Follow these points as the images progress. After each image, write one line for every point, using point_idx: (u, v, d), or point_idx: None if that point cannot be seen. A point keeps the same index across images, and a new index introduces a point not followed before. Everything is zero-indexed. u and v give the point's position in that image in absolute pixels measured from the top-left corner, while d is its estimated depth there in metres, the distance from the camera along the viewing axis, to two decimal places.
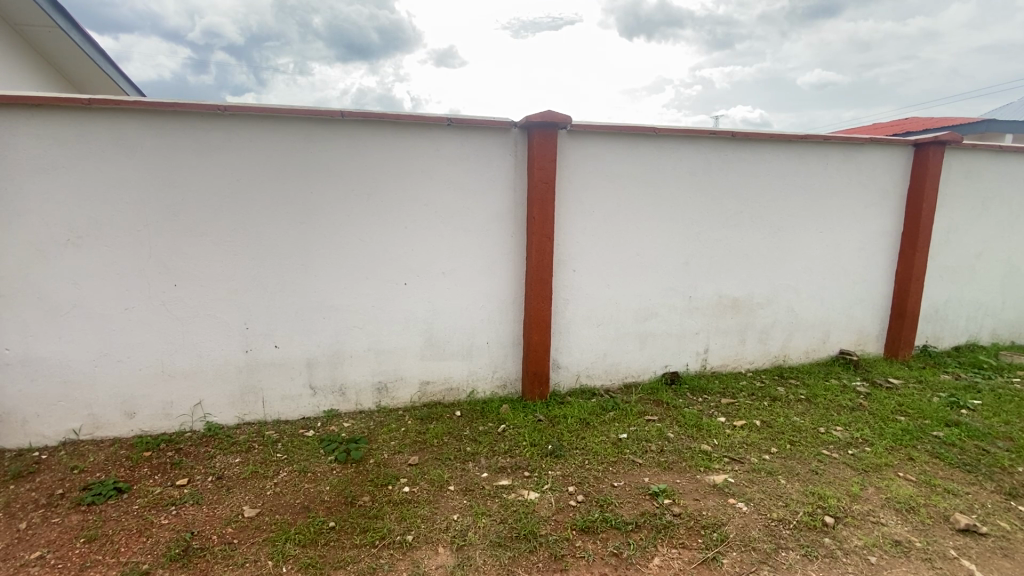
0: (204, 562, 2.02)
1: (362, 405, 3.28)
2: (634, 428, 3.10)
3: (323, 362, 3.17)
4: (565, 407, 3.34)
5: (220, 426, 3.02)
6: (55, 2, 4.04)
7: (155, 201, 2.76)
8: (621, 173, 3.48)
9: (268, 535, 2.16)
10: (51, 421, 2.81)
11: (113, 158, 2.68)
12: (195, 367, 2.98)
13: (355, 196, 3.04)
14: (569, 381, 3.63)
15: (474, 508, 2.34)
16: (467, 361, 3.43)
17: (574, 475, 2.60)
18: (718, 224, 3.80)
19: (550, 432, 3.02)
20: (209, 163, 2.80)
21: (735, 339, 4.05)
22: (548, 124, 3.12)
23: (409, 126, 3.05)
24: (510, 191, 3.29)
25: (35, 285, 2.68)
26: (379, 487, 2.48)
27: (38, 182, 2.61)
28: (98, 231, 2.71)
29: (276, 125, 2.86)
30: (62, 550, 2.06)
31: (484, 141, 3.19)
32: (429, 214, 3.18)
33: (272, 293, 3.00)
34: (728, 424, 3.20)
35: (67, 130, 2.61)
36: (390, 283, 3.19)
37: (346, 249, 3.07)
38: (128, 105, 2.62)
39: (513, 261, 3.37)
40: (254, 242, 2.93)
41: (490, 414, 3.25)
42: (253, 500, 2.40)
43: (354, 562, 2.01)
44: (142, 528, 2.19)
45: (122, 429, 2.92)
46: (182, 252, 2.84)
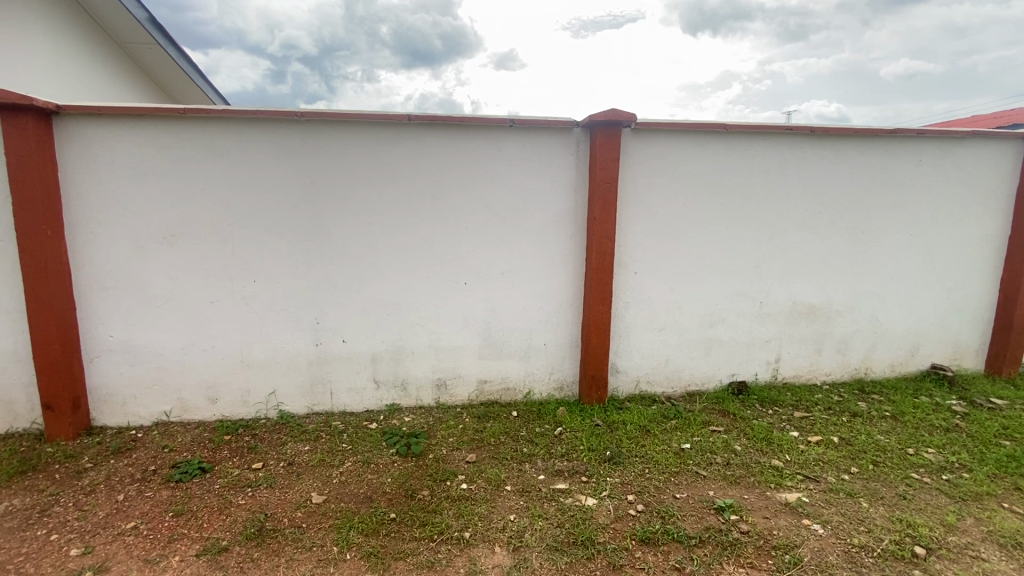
0: (276, 542, 2.13)
1: (422, 401, 3.36)
2: (698, 439, 2.97)
3: (386, 357, 3.27)
4: (624, 413, 3.25)
5: (292, 414, 3.20)
6: (155, 21, 4.46)
7: (238, 203, 2.96)
8: (688, 173, 3.35)
9: (334, 521, 2.25)
10: (146, 403, 3.09)
11: (201, 162, 2.90)
12: (269, 358, 3.16)
13: (418, 198, 3.11)
14: (628, 386, 3.54)
15: (531, 509, 2.32)
16: (524, 362, 3.42)
17: (633, 484, 2.52)
18: (794, 227, 3.57)
19: (609, 437, 2.95)
20: (286, 166, 2.97)
21: (810, 348, 3.78)
22: (612, 123, 3.06)
23: (472, 128, 3.09)
24: (572, 191, 3.25)
25: (136, 279, 2.95)
26: (438, 482, 2.53)
27: (137, 185, 2.87)
28: (189, 230, 2.95)
29: (345, 129, 2.98)
30: (153, 522, 2.25)
31: (547, 141, 3.18)
32: (489, 215, 3.20)
33: (339, 289, 3.14)
34: (801, 439, 2.99)
35: (165, 137, 2.86)
36: (450, 283, 3.24)
37: (410, 248, 3.16)
38: (217, 113, 2.83)
39: (573, 262, 3.33)
40: (324, 241, 3.07)
41: (547, 416, 3.22)
42: (320, 487, 2.51)
43: (414, 555, 2.05)
44: (222, 506, 2.36)
45: (206, 413, 3.16)
46: (261, 250, 3.03)
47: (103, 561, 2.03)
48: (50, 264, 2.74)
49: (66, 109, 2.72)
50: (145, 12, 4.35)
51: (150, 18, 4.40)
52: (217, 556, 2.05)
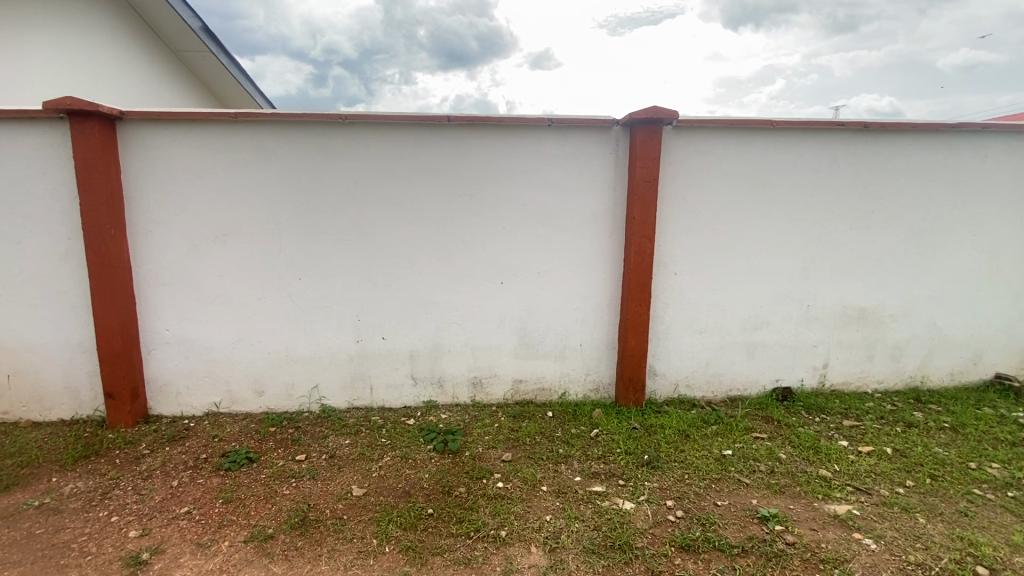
0: (319, 532, 2.19)
1: (458, 399, 3.39)
2: (740, 445, 2.88)
3: (424, 355, 3.32)
4: (662, 417, 3.18)
5: (333, 408, 3.29)
6: (208, 30, 4.72)
7: (285, 203, 3.07)
8: (732, 171, 3.26)
9: (373, 514, 2.30)
10: (198, 394, 3.24)
11: (251, 164, 3.02)
12: (313, 354, 3.26)
13: (457, 198, 3.14)
14: (667, 390, 3.47)
15: (567, 511, 2.31)
16: (560, 363, 3.40)
17: (672, 489, 2.47)
18: (845, 227, 3.41)
19: (647, 441, 2.90)
20: (330, 167, 3.05)
21: (861, 354, 3.61)
22: (653, 120, 3.00)
23: (510, 127, 3.10)
24: (611, 190, 3.21)
25: (190, 276, 3.10)
26: (474, 480, 2.54)
27: (192, 185, 3.01)
28: (239, 230, 3.08)
29: (387, 131, 3.04)
30: (204, 507, 2.36)
31: (586, 140, 3.15)
32: (526, 215, 3.20)
33: (379, 287, 3.20)
34: (851, 449, 2.86)
35: (218, 140, 2.99)
36: (487, 282, 3.26)
37: (448, 248, 3.19)
38: (266, 117, 2.94)
39: (611, 263, 3.29)
40: (365, 240, 3.14)
41: (583, 417, 3.19)
42: (361, 480, 2.57)
43: (451, 551, 2.08)
44: (268, 495, 2.45)
45: (253, 405, 3.29)
46: (305, 249, 3.12)
47: (158, 543, 2.14)
48: (114, 261, 2.91)
49: (129, 114, 2.88)
50: (200, 22, 4.61)
51: (204, 27, 4.65)
52: (264, 543, 2.13)
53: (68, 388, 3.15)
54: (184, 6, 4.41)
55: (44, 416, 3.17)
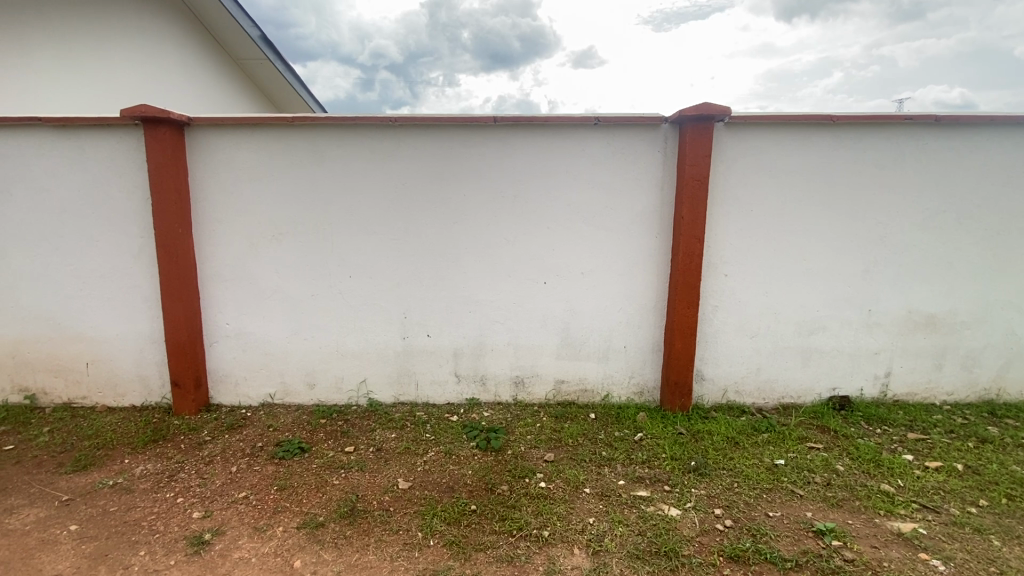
0: (366, 522, 2.26)
1: (500, 397, 3.41)
2: (793, 455, 2.76)
3: (468, 353, 3.36)
4: (710, 423, 3.09)
5: (380, 403, 3.39)
6: (266, 38, 4.96)
7: (337, 203, 3.18)
8: (788, 169, 3.12)
9: (418, 508, 2.35)
10: (255, 385, 3.40)
11: (306, 167, 3.14)
12: (361, 349, 3.36)
13: (502, 198, 3.16)
14: (714, 395, 3.37)
15: (611, 514, 2.28)
16: (603, 364, 3.36)
17: (720, 497, 2.39)
18: (911, 227, 3.21)
19: (693, 447, 2.82)
20: (379, 169, 3.14)
21: (928, 363, 3.38)
22: (703, 117, 2.92)
23: (556, 127, 3.09)
24: (658, 190, 3.15)
25: (249, 273, 3.26)
26: (517, 478, 2.55)
27: (251, 187, 3.17)
28: (294, 229, 3.21)
29: (434, 132, 3.10)
30: (261, 493, 2.48)
31: (633, 139, 3.10)
32: (571, 215, 3.18)
33: (425, 286, 3.27)
34: (917, 463, 2.69)
35: (276, 143, 3.13)
36: (530, 282, 3.26)
37: (493, 247, 3.22)
38: (320, 121, 3.05)
39: (657, 264, 3.22)
40: (412, 240, 3.21)
41: (626, 420, 3.14)
42: (406, 473, 2.63)
43: (494, 548, 2.09)
44: (319, 484, 2.54)
45: (305, 397, 3.42)
46: (356, 248, 3.23)
47: (219, 525, 2.27)
48: (181, 258, 3.10)
49: (196, 120, 3.06)
50: (258, 31, 4.85)
51: (262, 36, 4.90)
52: (315, 530, 2.22)
53: (139, 376, 3.38)
54: (245, 17, 4.66)
55: (117, 402, 3.42)
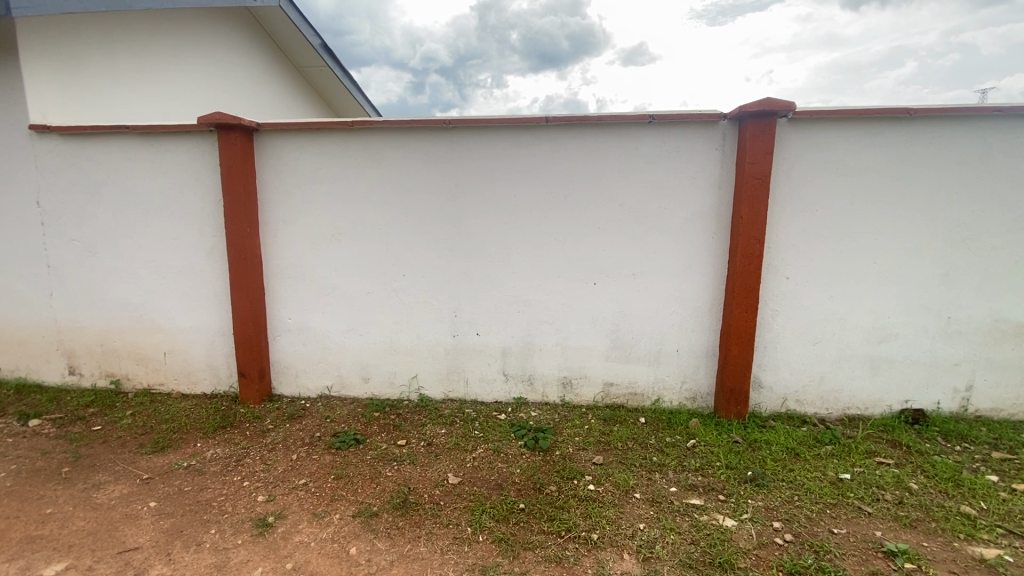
0: (418, 514, 2.32)
1: (548, 398, 3.41)
2: (860, 470, 2.60)
3: (516, 352, 3.38)
4: (768, 432, 2.96)
5: (430, 398, 3.47)
6: (326, 46, 5.19)
7: (393, 204, 3.28)
8: (857, 166, 2.95)
9: (468, 503, 2.39)
10: (314, 378, 3.56)
11: (364, 168, 3.26)
12: (413, 346, 3.45)
13: (553, 198, 3.16)
14: (773, 403, 3.22)
15: (662, 521, 2.23)
16: (654, 368, 3.29)
17: (779, 510, 2.29)
18: (999, 228, 2.95)
19: (750, 456, 2.71)
20: (433, 170, 3.21)
21: (1016, 376, 3.10)
22: (765, 113, 2.80)
23: (609, 126, 3.05)
24: (715, 189, 3.05)
25: (311, 271, 3.42)
26: (565, 479, 2.54)
27: (313, 189, 3.32)
28: (353, 229, 3.34)
29: (487, 133, 3.13)
30: (319, 481, 2.60)
31: (689, 137, 3.02)
32: (623, 215, 3.13)
33: (475, 285, 3.31)
34: (1003, 485, 2.47)
35: (336, 147, 3.26)
36: (581, 282, 3.24)
37: (544, 248, 3.22)
38: (378, 124, 3.16)
39: (713, 265, 3.12)
40: (464, 239, 3.27)
41: (678, 426, 3.06)
42: (456, 469, 2.67)
43: (542, 547, 2.09)
44: (373, 475, 2.63)
45: (359, 391, 3.55)
46: (410, 248, 3.32)
47: (281, 509, 2.39)
48: (249, 256, 3.29)
49: (264, 126, 3.24)
50: (319, 39, 5.08)
51: (322, 44, 5.12)
52: (370, 519, 2.30)
53: (210, 366, 3.61)
54: (307, 26, 4.89)
55: (191, 389, 3.67)
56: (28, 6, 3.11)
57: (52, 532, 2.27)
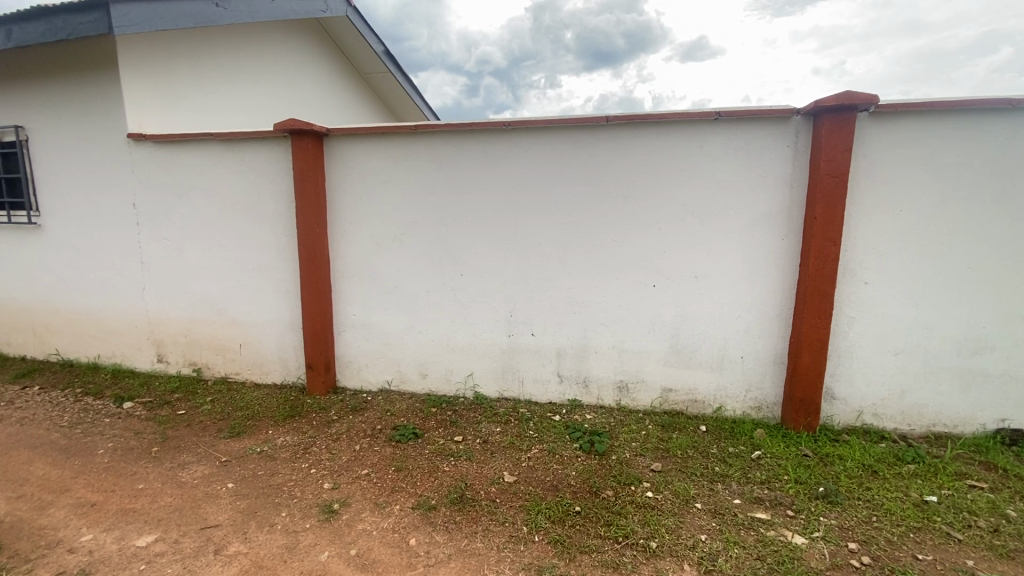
0: (475, 510, 2.36)
1: (603, 401, 3.37)
2: (948, 493, 2.39)
3: (571, 353, 3.36)
4: (841, 447, 2.78)
5: (485, 396, 3.51)
6: (389, 53, 5.38)
7: (453, 204, 3.35)
8: (948, 162, 2.71)
9: (523, 503, 2.40)
10: (375, 372, 3.70)
11: (426, 170, 3.35)
12: (469, 344, 3.51)
13: (612, 198, 3.12)
14: (847, 416, 3.03)
15: (725, 534, 2.14)
16: (716, 374, 3.18)
17: (855, 531, 2.15)
18: None
19: (822, 471, 2.56)
20: (493, 171, 3.25)
21: None
22: (843, 107, 2.64)
23: (671, 125, 2.98)
24: (786, 188, 2.90)
25: (373, 269, 3.55)
26: (622, 485, 2.50)
27: (377, 191, 3.45)
28: (413, 229, 3.44)
29: (547, 134, 3.14)
30: (381, 472, 2.69)
31: (758, 134, 2.89)
32: (686, 215, 3.04)
33: (531, 285, 3.32)
34: None
35: (399, 149, 3.37)
36: (639, 284, 3.18)
37: (602, 249, 3.18)
38: (440, 127, 3.23)
39: (782, 268, 2.97)
40: (520, 240, 3.29)
41: (741, 435, 2.94)
42: (512, 468, 2.70)
43: (599, 552, 2.07)
44: (432, 469, 2.70)
45: (417, 386, 3.65)
46: (468, 248, 3.37)
47: (345, 497, 2.50)
48: (318, 255, 3.47)
49: (333, 131, 3.40)
50: (382, 46, 5.28)
51: (385, 51, 5.32)
52: (428, 512, 2.36)
53: (280, 358, 3.83)
54: (372, 34, 5.09)
55: (263, 379, 3.91)
56: (128, 24, 3.24)
57: (144, 506, 2.48)
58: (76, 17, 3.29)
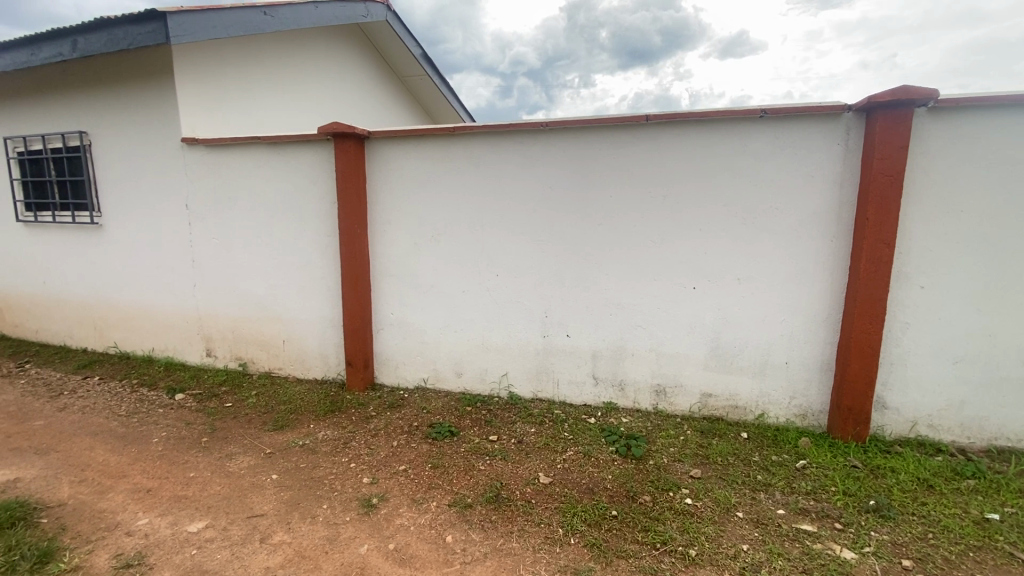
0: (510, 510, 2.37)
1: (639, 404, 3.32)
2: (1012, 511, 2.24)
3: (607, 356, 3.33)
4: (893, 459, 2.65)
5: (520, 397, 3.52)
6: (427, 56, 5.47)
7: (489, 205, 3.37)
8: (1015, 159, 2.55)
9: (559, 504, 2.39)
10: (411, 370, 3.76)
11: (463, 171, 3.39)
12: (504, 344, 3.52)
13: (651, 198, 3.07)
14: (900, 427, 2.88)
15: (768, 545, 2.08)
16: (758, 380, 3.08)
17: (909, 547, 2.04)
18: None
19: (872, 484, 2.45)
20: (530, 172, 3.25)
21: None
22: (900, 102, 2.52)
23: (714, 123, 2.91)
24: (836, 188, 2.79)
25: (411, 269, 3.61)
26: (660, 491, 2.46)
27: (416, 192, 3.51)
28: (450, 230, 3.48)
29: (585, 134, 3.12)
30: (417, 469, 2.74)
31: (806, 131, 2.79)
32: (728, 216, 2.97)
33: (568, 286, 3.31)
34: None
35: (437, 151, 3.42)
36: (678, 286, 3.12)
37: (640, 250, 3.14)
38: (478, 129, 3.26)
39: (830, 271, 2.86)
40: (557, 240, 3.28)
41: (785, 444, 2.84)
42: (547, 469, 2.69)
43: (637, 557, 2.04)
44: (467, 468, 2.73)
45: (453, 385, 3.69)
46: (505, 248, 3.39)
47: (384, 492, 2.55)
48: (358, 254, 3.55)
49: (374, 133, 3.47)
50: (421, 50, 5.36)
51: (423, 54, 5.40)
52: (464, 510, 2.39)
53: (321, 354, 3.95)
54: (410, 38, 5.19)
55: (304, 374, 4.04)
56: (184, 34, 3.40)
57: (195, 493, 2.60)
58: (135, 28, 3.47)
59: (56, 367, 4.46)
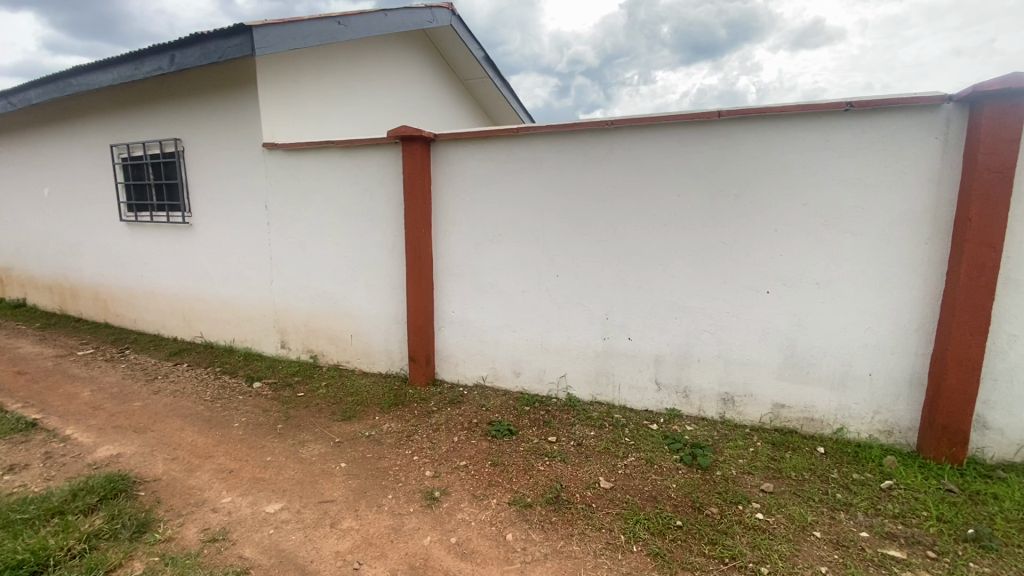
0: (571, 512, 2.36)
1: (705, 413, 3.20)
2: None
3: (670, 361, 3.23)
4: (996, 485, 2.40)
5: (578, 399, 3.49)
6: (489, 58, 5.53)
7: (551, 205, 3.36)
8: None
9: (620, 511, 2.35)
10: (470, 367, 3.82)
11: (526, 172, 3.40)
12: (563, 345, 3.50)
13: (721, 198, 2.95)
14: (1003, 449, 2.61)
15: (850, 569, 1.94)
16: (837, 392, 2.89)
17: None
18: None
19: (970, 511, 2.23)
20: (594, 172, 3.22)
21: None
22: (1011, 91, 2.28)
23: (792, 119, 2.76)
24: (931, 186, 2.57)
25: (472, 268, 3.67)
26: (728, 503, 2.36)
27: (479, 193, 3.56)
28: (511, 230, 3.51)
29: (652, 132, 3.05)
30: (477, 465, 2.78)
31: (898, 125, 2.58)
32: (807, 217, 2.80)
33: (630, 288, 3.24)
34: None
35: (501, 152, 3.45)
36: (749, 290, 2.98)
37: (708, 251, 3.02)
38: (542, 129, 3.27)
39: (923, 277, 2.64)
40: (620, 241, 3.22)
41: (867, 461, 2.65)
42: (607, 473, 2.65)
43: (703, 571, 1.98)
44: (527, 467, 2.74)
45: (511, 384, 3.72)
46: (566, 249, 3.37)
47: (445, 486, 2.61)
48: (423, 253, 3.66)
49: (440, 136, 3.56)
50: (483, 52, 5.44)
51: (486, 57, 5.47)
52: (524, 509, 2.40)
53: (386, 349, 4.10)
54: (473, 41, 5.27)
55: (370, 368, 4.20)
56: (268, 45, 3.62)
57: (272, 476, 2.78)
58: (225, 41, 3.75)
59: (151, 353, 4.90)
